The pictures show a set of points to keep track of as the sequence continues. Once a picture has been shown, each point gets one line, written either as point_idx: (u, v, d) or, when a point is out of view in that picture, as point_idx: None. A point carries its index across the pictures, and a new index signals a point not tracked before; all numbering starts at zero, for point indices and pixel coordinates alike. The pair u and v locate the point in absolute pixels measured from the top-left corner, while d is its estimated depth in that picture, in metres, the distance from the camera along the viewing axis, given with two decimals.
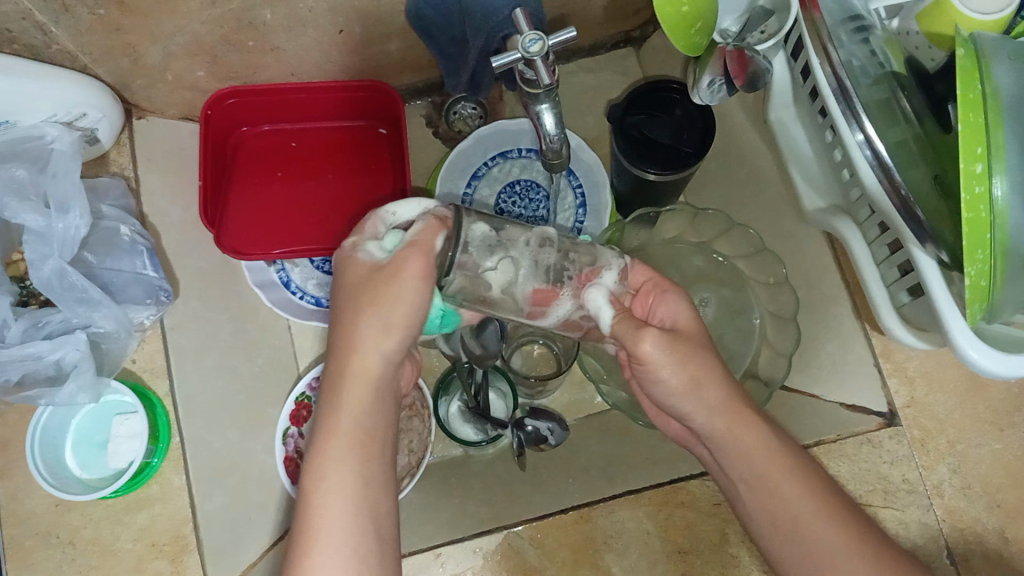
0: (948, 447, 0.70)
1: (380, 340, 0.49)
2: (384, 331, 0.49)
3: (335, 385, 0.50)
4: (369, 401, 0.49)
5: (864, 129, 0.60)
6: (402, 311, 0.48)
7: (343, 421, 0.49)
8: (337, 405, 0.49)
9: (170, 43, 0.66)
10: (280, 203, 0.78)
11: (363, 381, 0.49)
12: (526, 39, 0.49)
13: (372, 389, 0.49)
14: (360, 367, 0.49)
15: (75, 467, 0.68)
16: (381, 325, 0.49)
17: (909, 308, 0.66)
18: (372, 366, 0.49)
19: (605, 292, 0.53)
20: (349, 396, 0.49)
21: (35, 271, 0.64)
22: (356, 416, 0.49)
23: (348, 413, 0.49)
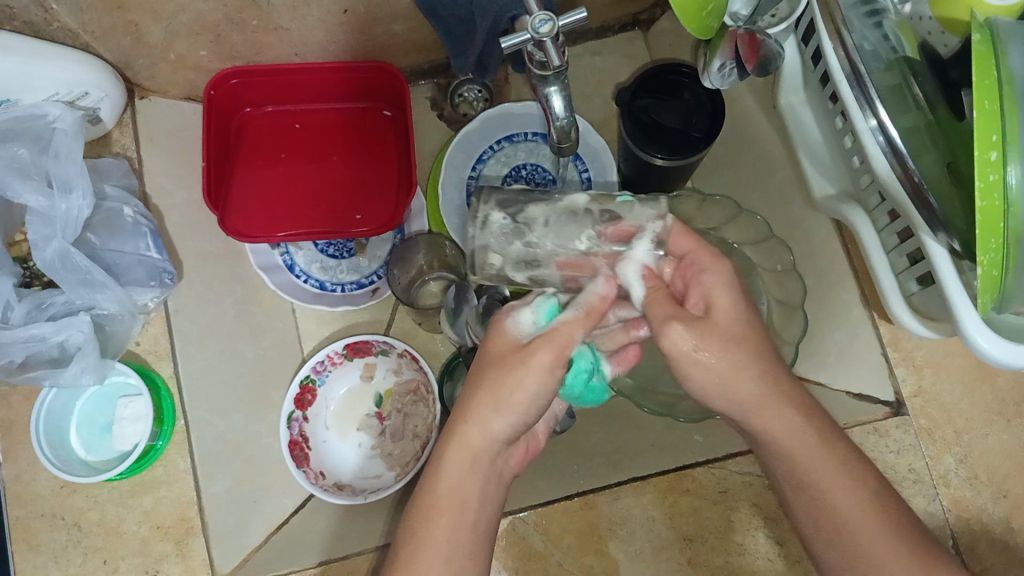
0: (954, 437, 0.70)
1: (489, 420, 0.49)
2: (462, 409, 0.50)
3: (438, 460, 0.50)
4: (468, 484, 0.49)
5: (878, 114, 0.60)
6: (489, 390, 0.49)
7: (448, 503, 0.49)
8: (441, 477, 0.50)
9: (173, 22, 0.66)
10: (284, 186, 0.77)
11: (468, 450, 0.50)
12: (536, 19, 0.48)
13: (477, 470, 0.50)
14: (462, 443, 0.50)
15: (79, 449, 0.67)
16: (492, 403, 0.49)
17: (919, 297, 0.65)
18: (479, 434, 0.49)
19: (638, 266, 0.52)
20: (449, 475, 0.49)
21: (38, 252, 0.63)
22: (455, 488, 0.49)
23: (451, 497, 0.49)
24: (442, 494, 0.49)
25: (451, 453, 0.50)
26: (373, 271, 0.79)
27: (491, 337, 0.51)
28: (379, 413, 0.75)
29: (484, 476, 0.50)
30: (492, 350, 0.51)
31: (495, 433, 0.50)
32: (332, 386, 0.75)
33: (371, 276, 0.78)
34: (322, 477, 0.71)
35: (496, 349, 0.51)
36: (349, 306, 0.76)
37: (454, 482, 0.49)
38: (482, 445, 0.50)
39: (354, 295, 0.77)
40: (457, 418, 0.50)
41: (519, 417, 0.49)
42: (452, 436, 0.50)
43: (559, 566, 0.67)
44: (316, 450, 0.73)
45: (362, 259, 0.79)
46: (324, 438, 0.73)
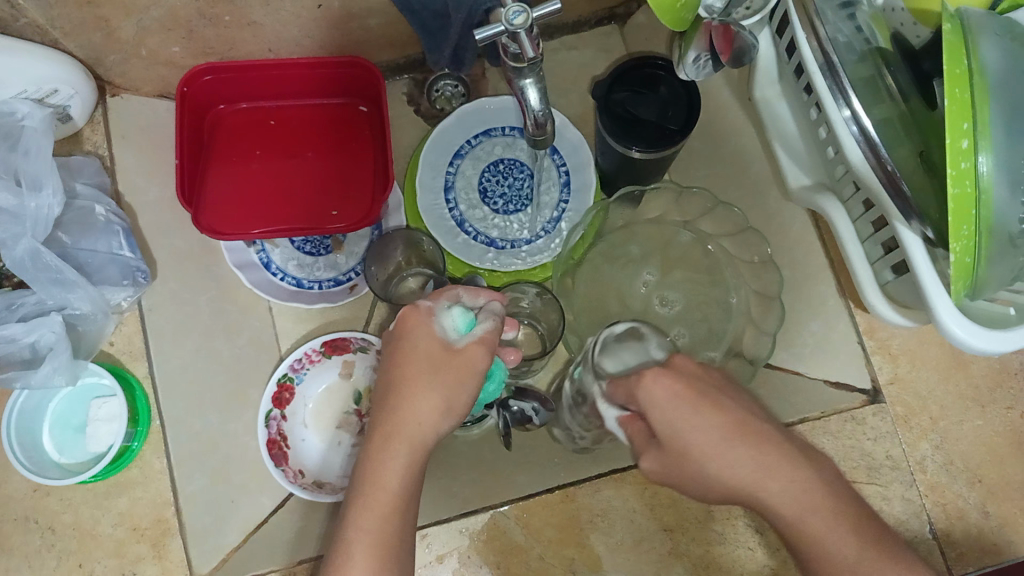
0: (930, 424, 0.71)
1: (435, 419, 0.55)
2: (400, 407, 0.55)
3: (379, 456, 0.53)
4: (406, 471, 0.53)
5: (852, 105, 0.61)
6: (420, 385, 0.55)
7: (387, 494, 0.52)
8: (384, 471, 0.53)
9: (144, 17, 0.65)
10: (260, 182, 0.77)
11: (412, 446, 0.54)
12: (510, 11, 0.48)
13: (415, 462, 0.54)
14: (405, 438, 0.54)
15: (53, 452, 0.66)
16: (439, 406, 0.55)
17: (893, 286, 0.66)
18: (424, 432, 0.55)
19: (614, 413, 0.58)
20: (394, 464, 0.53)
21: (7, 252, 0.62)
22: (399, 483, 0.53)
23: (391, 488, 0.53)
24: (389, 483, 0.53)
25: (396, 446, 0.54)
26: (351, 268, 0.79)
27: (417, 338, 0.57)
28: (358, 411, 0.75)
29: (411, 468, 0.54)
30: (419, 351, 0.57)
31: (427, 427, 0.55)
32: (310, 383, 0.75)
33: (349, 274, 0.79)
34: (301, 476, 0.71)
35: (425, 352, 0.57)
36: (327, 303, 0.76)
37: (396, 471, 0.53)
38: (416, 437, 0.54)
39: (332, 292, 0.77)
40: (404, 415, 0.55)
41: (446, 409, 0.56)
42: (393, 433, 0.54)
43: (540, 558, 0.67)
44: (295, 448, 0.73)
45: (339, 257, 0.79)
46: (302, 437, 0.73)
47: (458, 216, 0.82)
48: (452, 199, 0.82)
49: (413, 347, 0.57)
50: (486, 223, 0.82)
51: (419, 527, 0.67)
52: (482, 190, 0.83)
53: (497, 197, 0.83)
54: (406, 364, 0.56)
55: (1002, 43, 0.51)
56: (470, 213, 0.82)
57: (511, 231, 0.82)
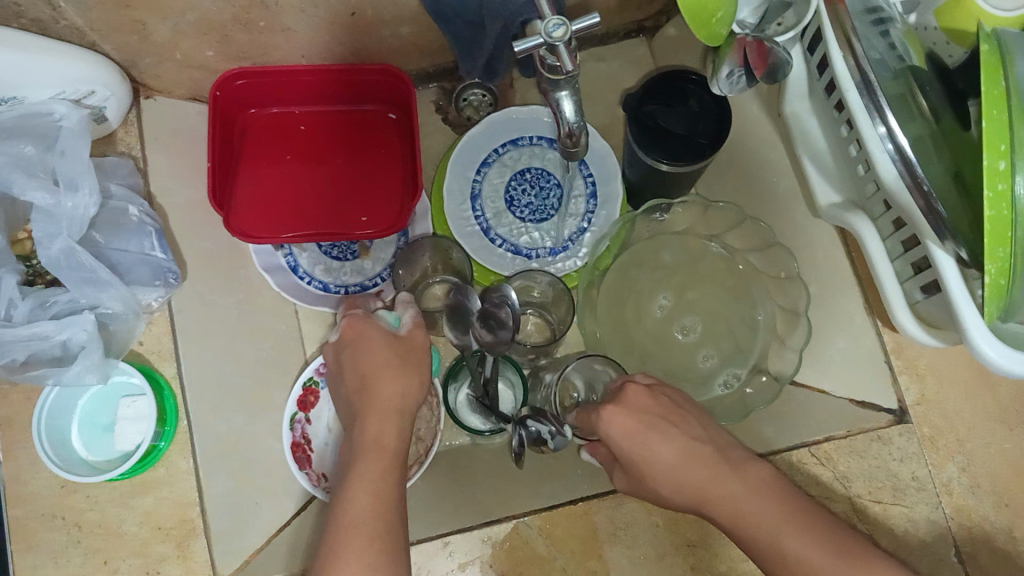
0: (957, 445, 0.70)
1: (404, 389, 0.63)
2: (372, 384, 0.63)
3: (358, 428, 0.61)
4: (391, 431, 0.61)
5: (887, 122, 0.59)
6: (378, 365, 0.64)
7: (385, 447, 0.60)
8: (374, 430, 0.61)
9: (180, 21, 0.66)
10: (289, 187, 0.77)
11: (390, 414, 0.62)
12: (549, 23, 0.48)
13: (398, 422, 0.62)
14: (386, 406, 0.62)
15: (80, 449, 0.67)
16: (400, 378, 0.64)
17: (923, 306, 0.66)
18: (394, 398, 0.63)
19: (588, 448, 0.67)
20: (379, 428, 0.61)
21: (43, 250, 0.63)
22: (381, 442, 0.60)
23: (386, 448, 0.60)
24: (380, 438, 0.60)
25: (375, 413, 0.62)
26: (376, 274, 0.80)
27: (372, 336, 0.66)
28: None
29: (397, 428, 0.62)
30: (375, 343, 0.66)
31: (402, 398, 0.63)
32: None
33: (376, 279, 0.80)
34: (324, 480, 0.71)
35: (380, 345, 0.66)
36: None
37: (384, 432, 0.61)
38: (394, 403, 0.63)
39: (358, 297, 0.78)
40: (373, 392, 0.63)
41: (410, 381, 0.64)
42: (367, 406, 0.62)
43: (563, 570, 0.66)
44: (318, 451, 0.73)
45: (365, 262, 0.80)
46: (326, 441, 0.73)
47: (484, 225, 0.82)
48: (479, 207, 0.82)
49: (366, 339, 0.66)
50: (511, 232, 0.82)
51: (442, 535, 0.67)
52: (509, 199, 0.83)
53: (523, 206, 0.83)
54: (367, 354, 0.65)
55: None
56: (496, 222, 0.82)
57: (536, 241, 0.82)
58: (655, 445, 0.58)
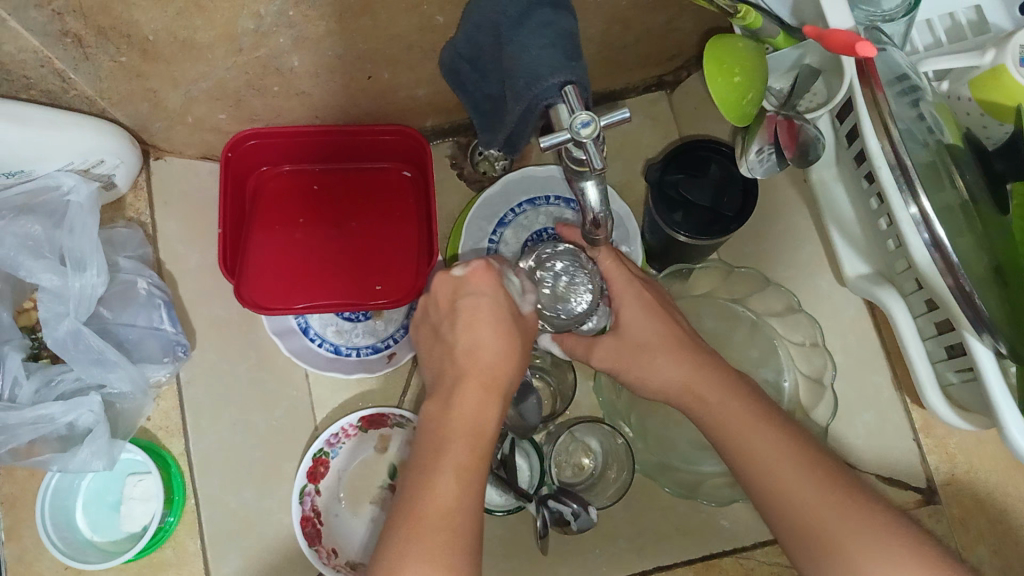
0: (989, 527, 0.68)
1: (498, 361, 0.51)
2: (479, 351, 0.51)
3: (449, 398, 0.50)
4: (487, 413, 0.49)
5: (920, 204, 0.55)
6: (495, 333, 0.51)
7: (473, 434, 0.48)
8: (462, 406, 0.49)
9: (192, 89, 0.64)
10: (301, 250, 0.76)
11: (482, 388, 0.50)
12: (577, 119, 0.47)
13: (495, 404, 0.50)
14: (479, 382, 0.50)
15: (86, 529, 0.65)
16: (500, 341, 0.51)
17: (956, 388, 0.63)
18: (485, 367, 0.50)
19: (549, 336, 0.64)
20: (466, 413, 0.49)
21: (49, 331, 0.61)
22: (471, 422, 0.49)
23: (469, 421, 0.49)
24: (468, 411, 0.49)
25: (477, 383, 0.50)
26: (389, 334, 0.77)
27: (489, 296, 0.52)
28: (393, 485, 0.73)
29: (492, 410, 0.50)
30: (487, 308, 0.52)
31: (497, 377, 0.50)
32: (346, 458, 0.73)
33: (388, 341, 0.77)
34: (334, 555, 0.69)
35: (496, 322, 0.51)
36: (365, 373, 0.74)
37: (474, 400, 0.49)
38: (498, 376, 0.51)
39: (370, 360, 0.76)
40: (464, 361, 0.51)
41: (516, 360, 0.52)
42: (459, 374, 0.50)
43: None
44: (329, 525, 0.71)
45: (378, 322, 0.77)
46: (336, 512, 0.71)
47: None
48: None
49: (488, 303, 0.52)
50: None
51: None
52: None
53: None
54: (478, 320, 0.51)
55: None
56: None
57: None
58: (655, 351, 0.58)
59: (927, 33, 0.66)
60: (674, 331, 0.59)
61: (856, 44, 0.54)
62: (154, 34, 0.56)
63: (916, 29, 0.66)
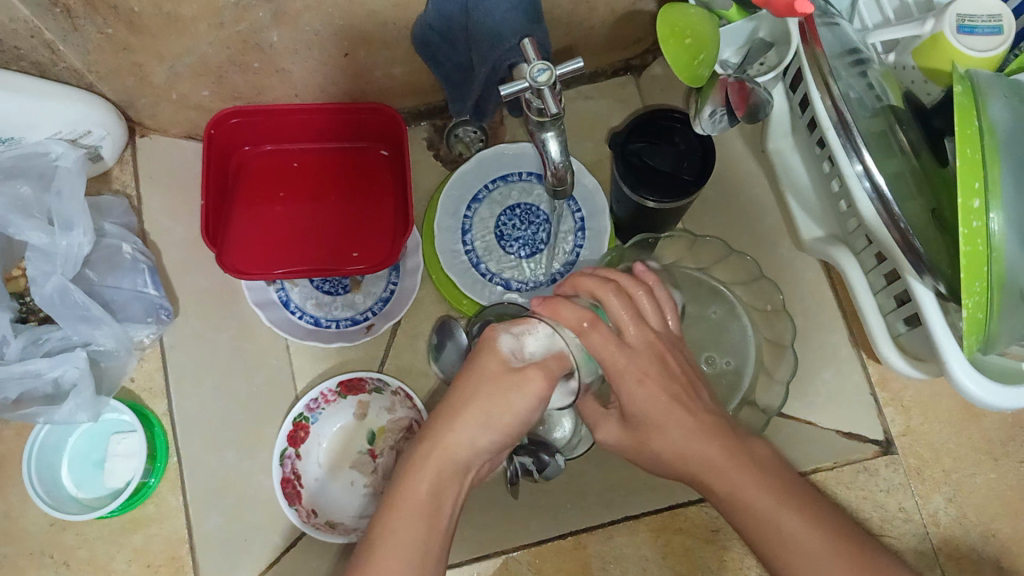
0: (944, 476, 0.71)
1: (474, 436, 0.53)
2: (449, 432, 0.53)
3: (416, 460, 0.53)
4: (477, 432, 0.53)
5: (863, 159, 0.58)
6: (464, 441, 0.53)
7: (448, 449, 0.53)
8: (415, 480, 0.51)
9: (176, 63, 0.67)
10: (284, 223, 0.79)
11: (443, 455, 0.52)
12: (534, 69, 0.50)
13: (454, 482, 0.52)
14: (474, 416, 0.53)
15: (70, 487, 0.68)
16: (479, 421, 0.53)
17: (905, 338, 0.66)
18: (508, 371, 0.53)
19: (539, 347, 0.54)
20: (429, 477, 0.52)
21: (37, 289, 0.64)
22: (431, 488, 0.51)
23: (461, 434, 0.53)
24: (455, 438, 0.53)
25: (427, 477, 0.51)
26: (367, 307, 0.81)
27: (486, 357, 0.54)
28: (372, 451, 0.76)
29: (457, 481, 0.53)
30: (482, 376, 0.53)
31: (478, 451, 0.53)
32: (325, 423, 0.76)
33: (365, 313, 0.81)
34: (314, 515, 0.72)
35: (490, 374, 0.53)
36: (344, 342, 0.78)
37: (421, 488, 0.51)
38: (462, 457, 0.53)
39: (348, 331, 0.79)
40: (441, 424, 0.53)
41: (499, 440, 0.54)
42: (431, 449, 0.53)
43: None
44: (309, 487, 0.73)
45: (357, 296, 0.81)
46: (316, 475, 0.74)
47: (474, 258, 0.82)
48: (469, 242, 0.83)
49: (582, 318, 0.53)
50: (501, 266, 0.83)
51: None
52: (499, 233, 0.83)
53: (513, 240, 0.84)
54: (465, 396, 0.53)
55: (1012, 104, 0.50)
56: (486, 255, 0.83)
57: (525, 276, 0.83)
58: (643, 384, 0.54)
59: (876, 12, 0.69)
60: (668, 399, 0.54)
61: (794, 4, 0.57)
62: (140, 6, 0.58)
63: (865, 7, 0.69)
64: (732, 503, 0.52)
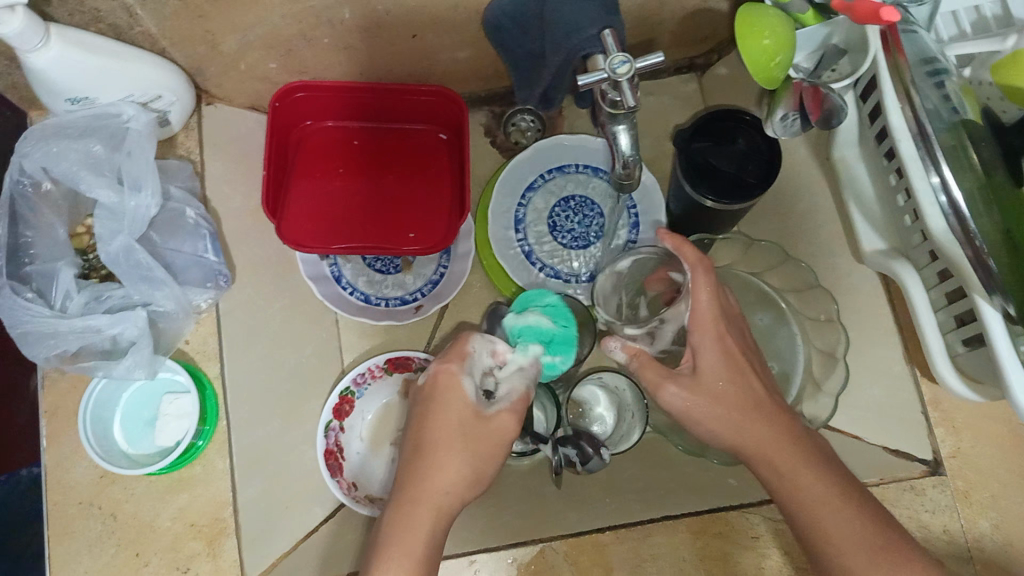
0: (991, 502, 0.69)
1: (449, 476, 0.58)
2: (427, 476, 0.58)
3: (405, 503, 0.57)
4: (452, 472, 0.58)
5: (941, 172, 0.55)
6: (447, 477, 0.58)
7: (434, 493, 0.57)
8: (399, 532, 0.55)
9: (248, 34, 0.67)
10: (341, 199, 0.80)
11: (426, 505, 0.56)
12: (614, 61, 0.51)
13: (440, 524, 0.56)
14: (445, 466, 0.58)
15: (122, 442, 0.69)
16: (451, 456, 0.58)
17: (964, 359, 0.64)
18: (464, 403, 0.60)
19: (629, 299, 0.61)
20: (419, 524, 0.56)
21: (104, 246, 0.66)
22: (418, 539, 0.55)
23: (444, 478, 0.58)
24: (445, 474, 0.57)
25: (423, 517, 0.56)
26: (417, 288, 0.82)
27: (453, 399, 0.60)
28: None
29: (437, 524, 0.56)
30: (451, 415, 0.60)
31: (450, 492, 0.57)
32: (369, 399, 0.77)
33: (416, 293, 0.82)
34: (354, 489, 0.72)
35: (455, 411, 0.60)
36: (392, 320, 0.79)
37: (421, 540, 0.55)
38: (450, 501, 0.57)
39: (398, 310, 0.81)
40: (422, 472, 0.58)
41: (469, 478, 0.58)
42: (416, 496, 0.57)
43: None
44: (349, 461, 0.74)
45: (407, 276, 0.82)
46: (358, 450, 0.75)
47: (525, 248, 0.82)
48: (521, 230, 0.83)
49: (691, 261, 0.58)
50: (552, 257, 0.83)
51: (467, 553, 0.67)
52: (551, 224, 0.83)
53: (565, 232, 0.83)
54: (432, 426, 0.60)
55: None
56: (538, 245, 0.82)
57: (576, 268, 0.83)
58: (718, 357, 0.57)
59: (953, 26, 0.67)
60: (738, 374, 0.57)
61: (880, 12, 0.57)
62: None
63: (942, 19, 0.67)
64: (788, 482, 0.55)
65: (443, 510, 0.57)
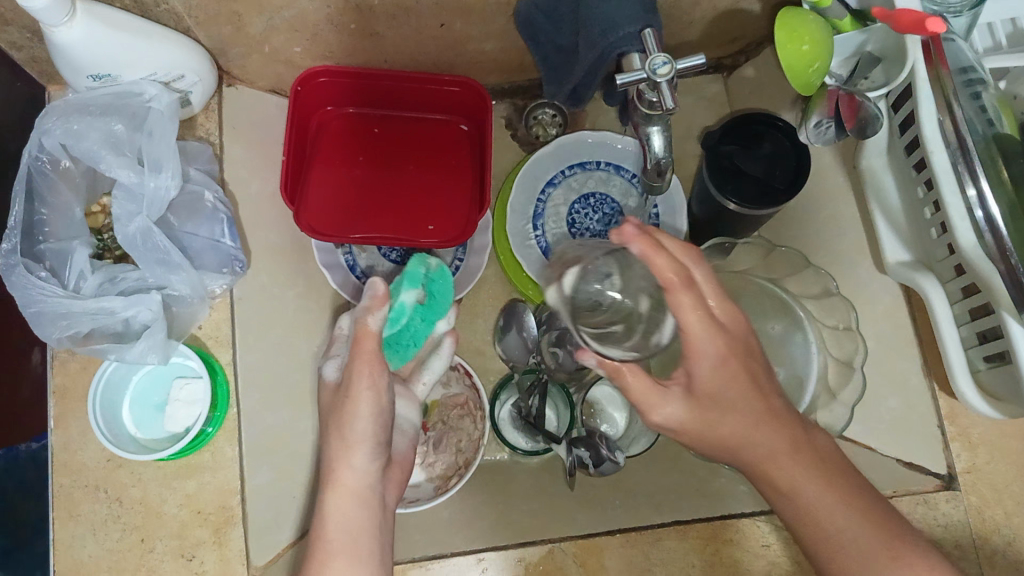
0: (1004, 519, 0.69)
1: (349, 457, 0.57)
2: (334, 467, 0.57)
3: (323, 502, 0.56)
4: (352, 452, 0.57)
5: (978, 185, 0.53)
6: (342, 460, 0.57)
7: (344, 480, 0.56)
8: (329, 512, 0.55)
9: (275, 16, 0.66)
10: (359, 188, 0.78)
11: (342, 493, 0.56)
12: (655, 61, 0.49)
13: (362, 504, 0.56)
14: (342, 448, 0.57)
15: (131, 426, 0.69)
16: (345, 444, 0.57)
17: (986, 375, 0.64)
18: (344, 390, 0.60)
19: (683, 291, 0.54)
20: (337, 513, 0.55)
21: (121, 227, 0.65)
22: (341, 519, 0.55)
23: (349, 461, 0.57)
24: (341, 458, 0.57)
25: (336, 498, 0.56)
26: None
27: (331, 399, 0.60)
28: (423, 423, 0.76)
29: (360, 507, 0.56)
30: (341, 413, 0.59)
31: (360, 473, 0.57)
32: None
33: None
34: None
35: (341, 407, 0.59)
36: None
37: (342, 518, 0.54)
38: (356, 479, 0.56)
39: None
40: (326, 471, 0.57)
41: (371, 454, 0.57)
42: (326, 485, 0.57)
43: None
44: None
45: (423, 268, 0.81)
46: None
47: (543, 245, 0.81)
48: (539, 226, 0.82)
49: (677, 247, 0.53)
50: None
51: (476, 551, 0.66)
52: (570, 221, 0.82)
53: (584, 230, 0.82)
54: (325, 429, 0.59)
55: None
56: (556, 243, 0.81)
57: None
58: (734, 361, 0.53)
59: (988, 37, 0.66)
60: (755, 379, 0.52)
61: (925, 22, 0.57)
62: None
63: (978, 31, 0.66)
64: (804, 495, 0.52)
65: (352, 488, 0.56)
